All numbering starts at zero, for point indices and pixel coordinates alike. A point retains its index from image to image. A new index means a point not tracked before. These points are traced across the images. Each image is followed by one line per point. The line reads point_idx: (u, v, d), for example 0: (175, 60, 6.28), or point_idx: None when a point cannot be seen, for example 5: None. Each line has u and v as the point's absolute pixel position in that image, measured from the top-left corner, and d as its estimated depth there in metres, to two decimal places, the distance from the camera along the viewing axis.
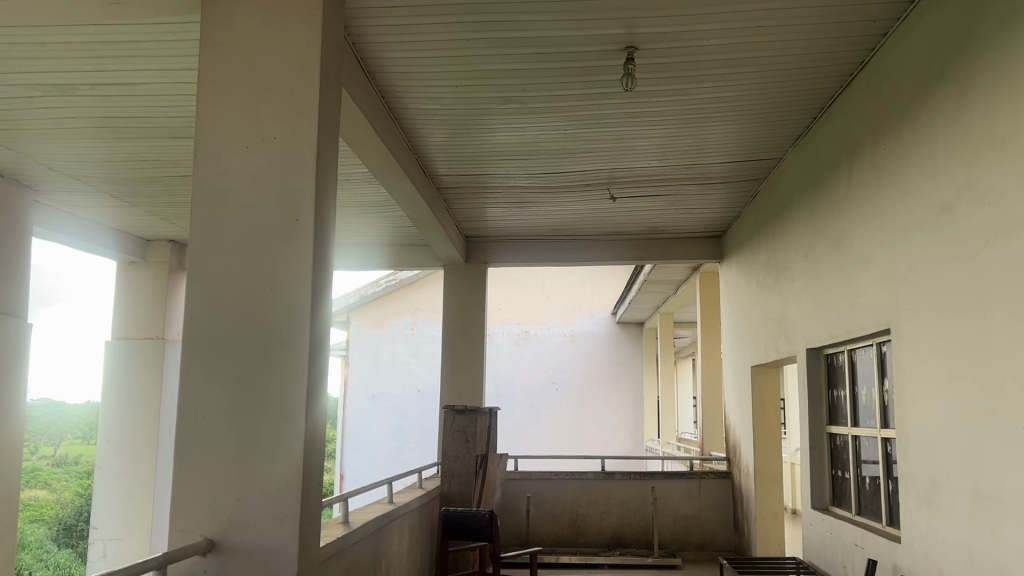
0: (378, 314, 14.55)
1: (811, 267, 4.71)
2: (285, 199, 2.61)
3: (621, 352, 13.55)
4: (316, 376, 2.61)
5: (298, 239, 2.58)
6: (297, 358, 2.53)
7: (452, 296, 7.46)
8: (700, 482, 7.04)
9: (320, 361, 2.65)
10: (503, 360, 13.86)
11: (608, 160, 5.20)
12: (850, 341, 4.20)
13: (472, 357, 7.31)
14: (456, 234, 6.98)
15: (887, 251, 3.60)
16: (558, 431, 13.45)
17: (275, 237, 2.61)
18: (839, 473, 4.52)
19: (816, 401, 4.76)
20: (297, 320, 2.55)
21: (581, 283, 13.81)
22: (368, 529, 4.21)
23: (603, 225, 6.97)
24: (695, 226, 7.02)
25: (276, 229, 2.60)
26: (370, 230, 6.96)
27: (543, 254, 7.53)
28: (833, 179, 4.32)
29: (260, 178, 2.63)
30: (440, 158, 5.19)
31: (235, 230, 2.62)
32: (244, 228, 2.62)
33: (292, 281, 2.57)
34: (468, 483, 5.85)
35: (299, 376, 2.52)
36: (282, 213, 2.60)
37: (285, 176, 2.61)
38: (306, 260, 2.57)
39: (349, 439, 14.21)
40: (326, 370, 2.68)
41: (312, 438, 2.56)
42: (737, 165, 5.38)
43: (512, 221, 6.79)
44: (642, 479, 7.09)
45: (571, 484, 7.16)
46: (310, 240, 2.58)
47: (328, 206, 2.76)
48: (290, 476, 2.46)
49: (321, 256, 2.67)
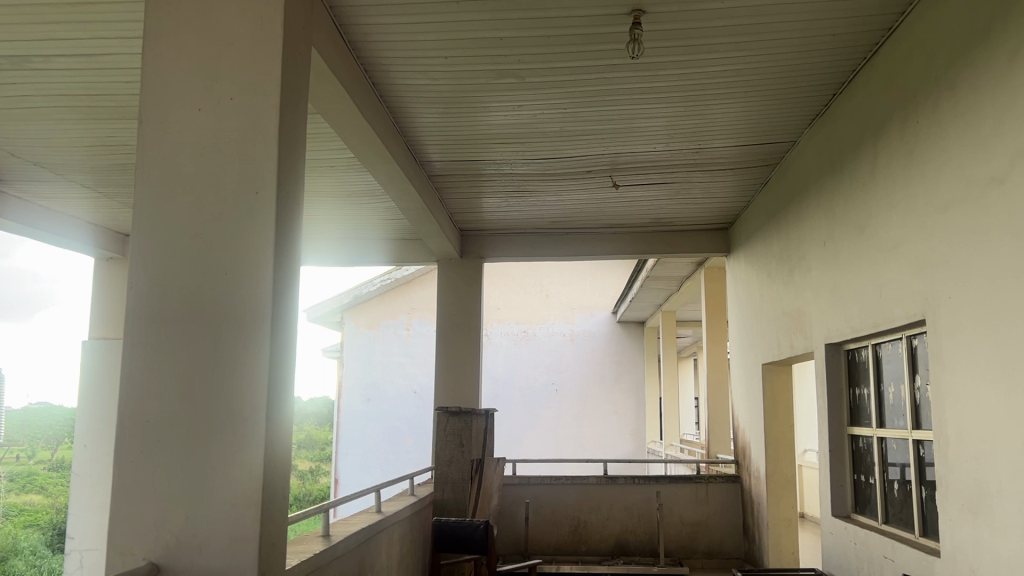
0: (373, 315, 14.22)
1: (829, 256, 4.39)
2: (244, 172, 2.29)
3: (621, 352, 13.24)
4: (280, 372, 2.29)
5: (259, 214, 2.27)
6: (257, 354, 2.21)
7: (446, 294, 7.12)
8: (708, 486, 6.70)
9: (285, 354, 2.33)
10: (501, 361, 13.51)
11: (610, 143, 4.86)
12: (875, 334, 3.87)
13: (468, 356, 6.97)
14: (450, 227, 6.65)
15: (919, 233, 3.28)
16: (558, 433, 13.08)
17: (232, 215, 2.28)
18: (863, 478, 4.18)
19: (836, 400, 4.41)
20: (257, 306, 2.23)
21: (580, 282, 13.52)
22: (352, 541, 3.88)
23: (604, 217, 6.64)
24: (701, 217, 6.69)
25: (233, 206, 2.28)
26: (360, 222, 6.62)
27: (542, 249, 7.19)
28: (856, 160, 3.99)
29: (216, 149, 2.30)
30: (431, 142, 4.86)
31: (187, 207, 2.29)
32: (197, 205, 2.29)
33: (251, 264, 2.25)
34: (462, 489, 5.51)
35: (258, 374, 2.20)
36: (240, 184, 2.29)
37: (243, 143, 2.30)
38: (268, 238, 2.26)
39: (343, 443, 13.84)
40: (291, 368, 2.36)
41: (275, 445, 2.24)
42: (748, 149, 5.05)
43: (509, 213, 6.46)
44: (647, 483, 6.75)
45: (573, 489, 6.82)
46: (272, 218, 2.26)
47: (295, 182, 2.43)
48: (249, 485, 2.14)
49: (286, 235, 2.36)
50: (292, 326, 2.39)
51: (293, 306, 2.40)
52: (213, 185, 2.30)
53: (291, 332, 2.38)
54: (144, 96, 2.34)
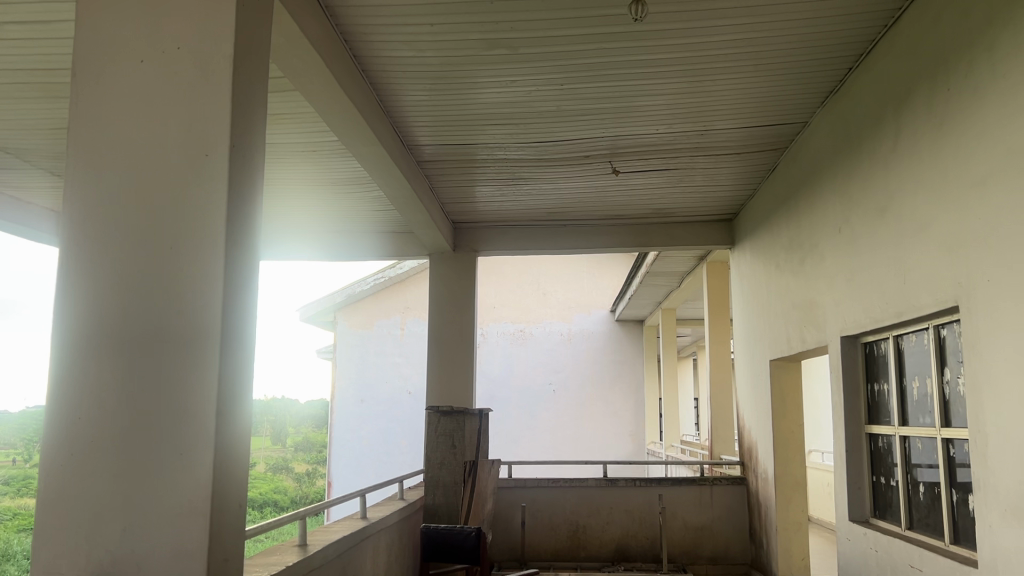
0: (367, 314, 13.92)
1: (845, 242, 4.10)
2: (191, 137, 2.03)
3: (620, 351, 12.97)
4: (234, 360, 2.01)
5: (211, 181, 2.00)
6: (206, 342, 1.94)
7: (437, 288, 6.82)
8: (713, 489, 6.42)
9: (240, 341, 2.05)
10: (498, 361, 13.20)
11: (611, 124, 4.57)
12: (898, 325, 3.58)
13: (462, 354, 6.68)
14: (442, 219, 6.36)
15: (951, 211, 2.99)
16: (557, 435, 12.77)
17: (178, 187, 2.02)
18: (884, 480, 3.90)
19: (853, 396, 4.13)
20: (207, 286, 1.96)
21: (578, 280, 13.26)
22: (333, 550, 3.58)
23: (603, 208, 6.36)
24: (705, 207, 6.41)
25: (179, 176, 2.02)
26: (348, 212, 6.33)
27: (538, 242, 6.90)
28: (875, 137, 3.70)
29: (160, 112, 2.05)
30: (420, 124, 4.57)
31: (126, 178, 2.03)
32: (137, 175, 2.03)
33: (200, 242, 1.98)
34: (455, 493, 5.20)
35: (207, 366, 1.93)
36: (188, 150, 2.02)
37: (190, 104, 2.03)
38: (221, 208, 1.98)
39: (336, 445, 13.50)
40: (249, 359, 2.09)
41: (229, 446, 1.97)
42: (757, 130, 4.76)
43: (504, 203, 6.17)
44: (649, 486, 6.46)
45: (571, 492, 6.54)
46: (223, 189, 1.99)
47: (252, 150, 2.16)
48: (196, 492, 1.88)
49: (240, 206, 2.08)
50: (250, 309, 2.11)
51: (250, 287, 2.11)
52: (157, 152, 2.03)
53: (248, 316, 2.10)
54: (76, 55, 2.09)
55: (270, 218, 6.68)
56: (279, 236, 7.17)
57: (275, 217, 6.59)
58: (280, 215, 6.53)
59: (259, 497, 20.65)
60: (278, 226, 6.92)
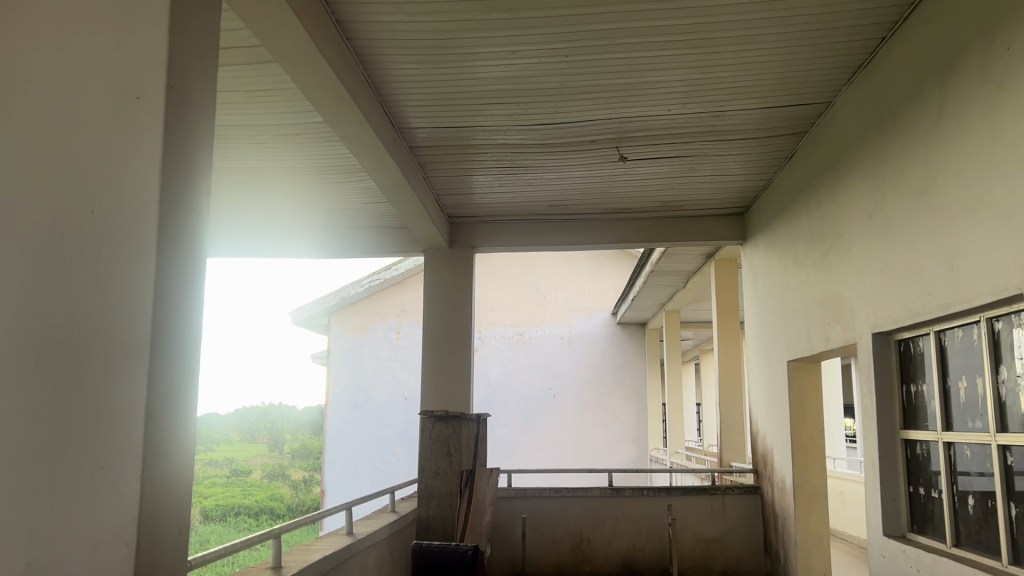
0: (362, 317, 13.54)
1: (876, 230, 3.75)
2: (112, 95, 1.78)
3: (622, 355, 12.62)
4: (172, 348, 1.79)
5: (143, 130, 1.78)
6: (132, 337, 1.70)
7: (433, 286, 6.45)
8: (725, 499, 6.04)
9: (173, 321, 1.79)
10: (496, 365, 12.76)
11: (619, 105, 4.22)
12: (941, 319, 3.22)
13: (458, 356, 6.31)
14: (436, 212, 6.00)
15: (1009, 188, 2.64)
16: (557, 442, 12.39)
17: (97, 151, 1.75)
18: (923, 491, 3.53)
19: (886, 398, 3.76)
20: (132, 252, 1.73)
21: (578, 282, 12.91)
22: (314, 573, 3.20)
23: (607, 200, 6.00)
24: (716, 200, 6.05)
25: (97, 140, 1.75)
26: (337, 205, 5.96)
27: (538, 237, 6.54)
28: (914, 113, 3.35)
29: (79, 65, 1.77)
30: (412, 104, 4.21)
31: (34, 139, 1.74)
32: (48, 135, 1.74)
33: (127, 220, 1.74)
34: (450, 504, 4.83)
35: (134, 370, 1.69)
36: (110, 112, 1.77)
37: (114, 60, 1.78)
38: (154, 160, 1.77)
39: (329, 453, 13.09)
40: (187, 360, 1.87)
41: (160, 460, 1.73)
42: (776, 112, 4.41)
43: (502, 195, 5.82)
44: (657, 496, 6.09)
45: (574, 502, 6.16)
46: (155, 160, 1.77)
47: (188, 115, 1.91)
48: (126, 504, 1.63)
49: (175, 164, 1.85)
50: (188, 285, 1.87)
51: (183, 263, 1.85)
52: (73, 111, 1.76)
53: (183, 293, 1.85)
54: None
55: (256, 212, 6.32)
56: (267, 231, 6.80)
57: (261, 210, 6.22)
58: (265, 208, 6.17)
59: (255, 505, 20.27)
60: (266, 219, 6.57)
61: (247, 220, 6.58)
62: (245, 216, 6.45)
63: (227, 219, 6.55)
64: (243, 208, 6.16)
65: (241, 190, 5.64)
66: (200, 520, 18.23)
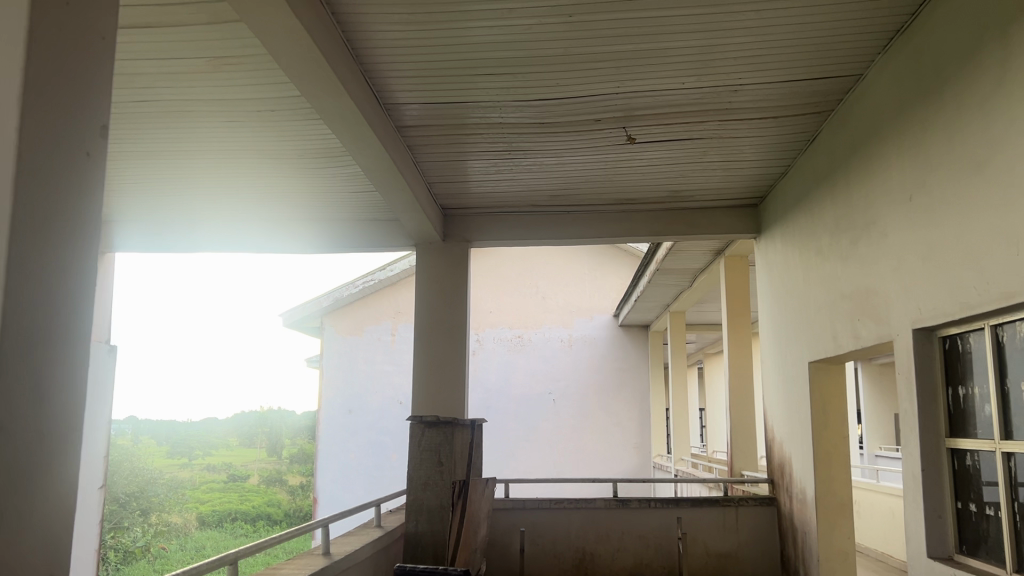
0: (355, 320, 13.12)
1: (919, 213, 3.34)
2: None
3: (624, 358, 12.23)
4: (33, 326, 1.39)
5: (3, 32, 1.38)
6: None
7: (425, 283, 6.04)
8: (738, 511, 5.61)
9: (43, 294, 1.42)
10: (494, 369, 12.32)
11: (628, 77, 3.81)
12: (1001, 312, 2.81)
13: (452, 358, 5.89)
14: (429, 202, 5.59)
15: None
16: (557, 448, 11.96)
17: None
18: (974, 508, 3.11)
19: (929, 402, 3.35)
20: None
21: (579, 283, 12.50)
22: None
23: (613, 190, 5.58)
24: (729, 189, 5.64)
25: None
26: (322, 192, 5.54)
27: (539, 231, 6.12)
28: (968, 76, 2.93)
29: None
30: (399, 75, 3.80)
31: None
32: None
33: None
34: (440, 519, 4.40)
35: None
36: None
37: None
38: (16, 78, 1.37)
39: (322, 460, 12.67)
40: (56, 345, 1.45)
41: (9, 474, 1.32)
42: (800, 86, 4.00)
43: (500, 183, 5.40)
44: (666, 507, 5.68)
45: (576, 514, 5.73)
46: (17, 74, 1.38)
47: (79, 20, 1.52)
48: None
49: (53, 89, 1.46)
50: (65, 252, 1.48)
51: (60, 220, 1.47)
52: None
53: (55, 264, 1.45)
54: None
55: (237, 202, 5.90)
56: (251, 223, 6.38)
57: (242, 199, 5.80)
58: (247, 197, 5.76)
59: (251, 510, 20.00)
60: (250, 212, 6.15)
61: (229, 212, 6.15)
62: (225, 208, 6.03)
63: (207, 211, 6.13)
64: (223, 196, 5.74)
65: (218, 175, 5.22)
66: (195, 526, 17.93)
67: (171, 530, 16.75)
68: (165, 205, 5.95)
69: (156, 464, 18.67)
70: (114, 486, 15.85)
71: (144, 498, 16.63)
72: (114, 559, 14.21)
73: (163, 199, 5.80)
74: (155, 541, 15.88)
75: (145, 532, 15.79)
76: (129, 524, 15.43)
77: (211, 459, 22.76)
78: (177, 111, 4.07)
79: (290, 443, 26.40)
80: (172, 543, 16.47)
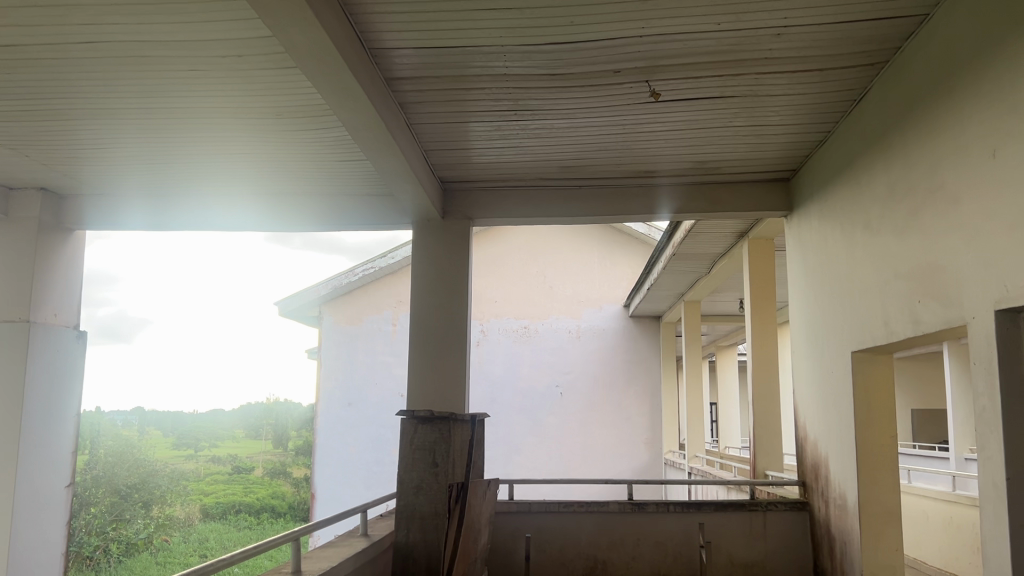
0: (355, 309, 12.61)
1: (1006, 171, 2.78)
2: None
3: (634, 350, 11.72)
4: None
5: None
6: None
7: (422, 265, 5.51)
8: (767, 516, 5.08)
9: None
10: (499, 361, 11.77)
11: (654, 16, 3.26)
12: None
13: (451, 347, 5.37)
14: (425, 172, 5.05)
15: None
16: (564, 443, 11.44)
17: None
18: None
19: (1016, 397, 2.80)
20: None
21: (588, 271, 11.96)
22: None
23: (629, 160, 5.04)
24: (759, 160, 5.09)
25: None
26: (307, 159, 5.02)
27: (547, 207, 5.57)
28: None
29: None
30: (387, 12, 3.26)
31: None
32: None
33: None
34: (434, 527, 3.83)
35: None
36: None
37: None
38: None
39: (319, 454, 12.18)
40: None
41: None
42: (855, 30, 3.45)
43: (504, 151, 4.87)
44: (687, 512, 5.15)
45: (588, 518, 5.20)
46: None
47: None
48: None
49: None
50: None
51: None
52: None
53: None
54: None
55: (215, 173, 5.37)
56: (233, 197, 5.88)
57: (219, 168, 5.27)
58: (226, 167, 5.24)
59: (256, 502, 19.56)
60: (229, 184, 5.62)
61: (207, 185, 5.62)
62: (202, 180, 5.49)
63: (183, 184, 5.60)
64: (199, 166, 5.22)
65: (192, 138, 4.70)
66: (198, 518, 17.46)
67: (173, 522, 16.29)
68: (138, 176, 5.43)
69: (156, 456, 18.22)
70: (113, 478, 15.42)
71: (145, 490, 16.09)
72: (117, 551, 13.78)
73: (133, 170, 5.28)
74: (156, 533, 15.40)
75: (147, 524, 15.33)
76: (131, 516, 15.00)
77: (216, 452, 22.35)
78: (132, 56, 3.55)
79: (294, 436, 26.01)
80: (174, 535, 15.99)
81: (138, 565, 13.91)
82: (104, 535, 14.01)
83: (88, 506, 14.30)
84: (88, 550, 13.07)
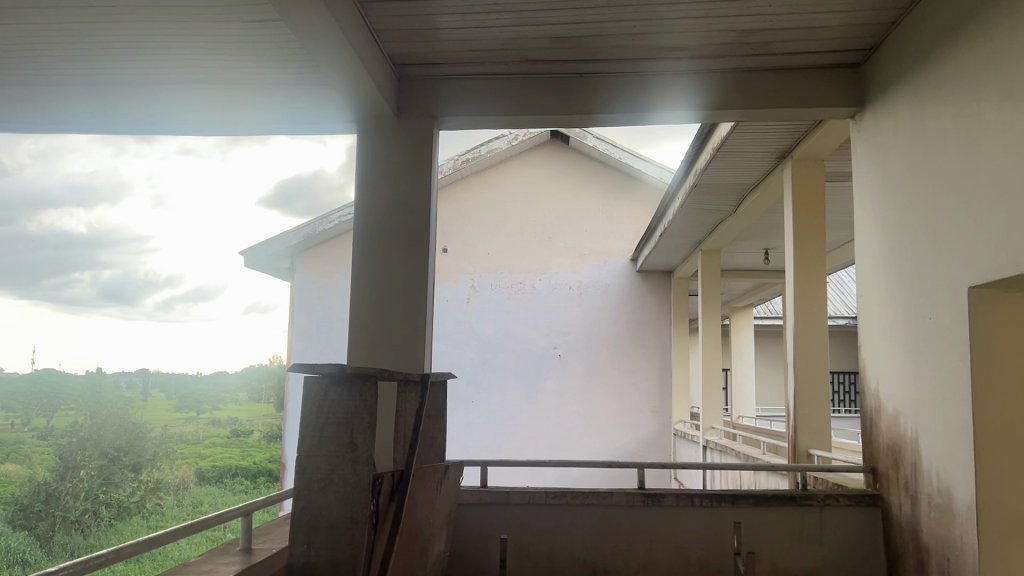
0: (332, 260, 11.29)
1: None
2: None
3: (642, 309, 10.42)
4: None
5: None
6: None
7: (369, 177, 4.18)
8: (822, 513, 3.82)
9: None
10: (491, 318, 10.42)
11: None
12: None
13: (406, 286, 4.05)
14: (367, 41, 3.68)
15: None
16: (563, 410, 10.17)
17: None
18: None
19: None
20: None
21: (591, 220, 10.61)
22: None
23: (644, 27, 3.67)
24: (825, 29, 3.71)
25: None
26: (198, 25, 3.72)
27: (535, 101, 4.20)
28: None
29: None
30: None
31: None
32: None
33: None
34: (349, 543, 2.49)
35: None
36: None
37: None
38: None
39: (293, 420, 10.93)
40: None
41: None
42: None
43: (475, 8, 3.51)
44: (716, 507, 3.87)
45: (586, 516, 3.91)
46: None
47: None
48: None
49: None
50: None
51: None
52: None
53: None
54: None
55: (86, 53, 4.08)
56: (124, 94, 4.57)
57: (88, 45, 3.98)
58: (100, 43, 3.95)
59: None
60: (112, 71, 4.29)
61: (87, 73, 4.33)
62: (74, 60, 4.16)
63: (56, 69, 4.29)
64: (61, 40, 3.93)
65: None
66: None
67: (167, 485, 13.24)
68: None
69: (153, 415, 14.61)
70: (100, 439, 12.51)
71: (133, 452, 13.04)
72: (106, 515, 11.55)
73: None
74: (149, 496, 12.61)
75: (138, 485, 12.56)
76: (120, 478, 12.43)
77: None
78: None
79: None
80: (168, 498, 12.83)
81: (132, 529, 11.66)
82: (92, 498, 11.52)
83: (76, 469, 11.64)
84: (75, 514, 10.78)
